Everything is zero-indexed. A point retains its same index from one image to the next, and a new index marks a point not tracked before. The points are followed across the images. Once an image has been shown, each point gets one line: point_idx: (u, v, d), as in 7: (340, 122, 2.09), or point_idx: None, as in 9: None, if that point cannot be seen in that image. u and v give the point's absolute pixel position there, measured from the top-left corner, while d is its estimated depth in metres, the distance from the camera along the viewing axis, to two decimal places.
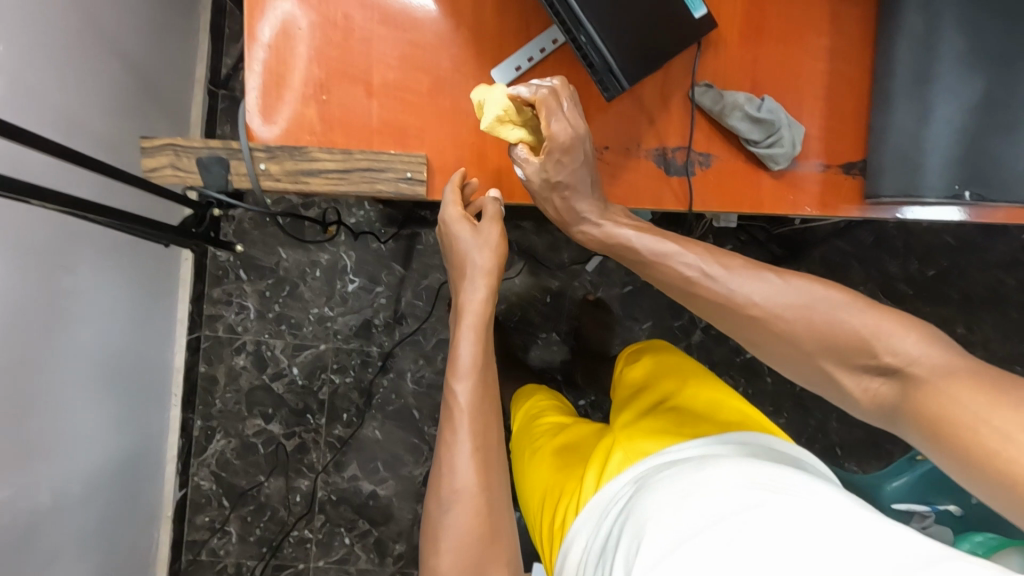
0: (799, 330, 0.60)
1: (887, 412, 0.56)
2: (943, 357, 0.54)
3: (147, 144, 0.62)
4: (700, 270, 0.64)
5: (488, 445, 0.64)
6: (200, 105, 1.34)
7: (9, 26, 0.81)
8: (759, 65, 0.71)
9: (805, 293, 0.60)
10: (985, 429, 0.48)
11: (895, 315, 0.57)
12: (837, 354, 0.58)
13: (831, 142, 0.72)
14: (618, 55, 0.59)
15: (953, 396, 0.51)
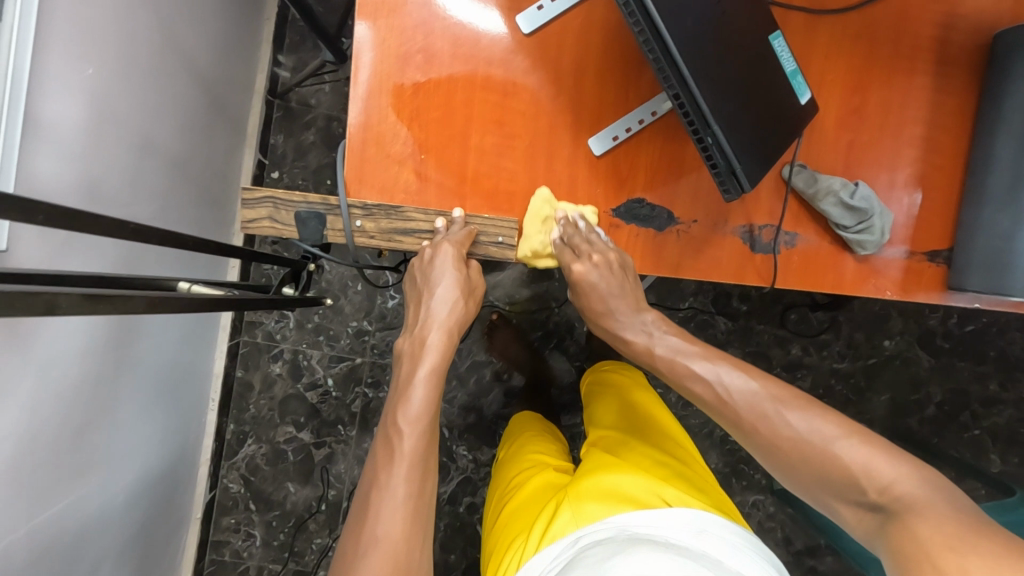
0: (794, 457, 0.64)
1: (870, 538, 0.58)
2: (925, 491, 0.55)
3: (248, 196, 0.62)
4: (719, 387, 0.70)
5: (421, 499, 0.64)
6: (257, 116, 1.36)
7: (101, 49, 0.82)
8: (852, 148, 0.71)
9: (813, 424, 0.64)
10: (929, 565, 0.49)
11: (897, 452, 0.60)
12: (831, 487, 0.61)
13: (916, 230, 0.72)
14: (743, 160, 0.59)
15: (929, 528, 0.51)
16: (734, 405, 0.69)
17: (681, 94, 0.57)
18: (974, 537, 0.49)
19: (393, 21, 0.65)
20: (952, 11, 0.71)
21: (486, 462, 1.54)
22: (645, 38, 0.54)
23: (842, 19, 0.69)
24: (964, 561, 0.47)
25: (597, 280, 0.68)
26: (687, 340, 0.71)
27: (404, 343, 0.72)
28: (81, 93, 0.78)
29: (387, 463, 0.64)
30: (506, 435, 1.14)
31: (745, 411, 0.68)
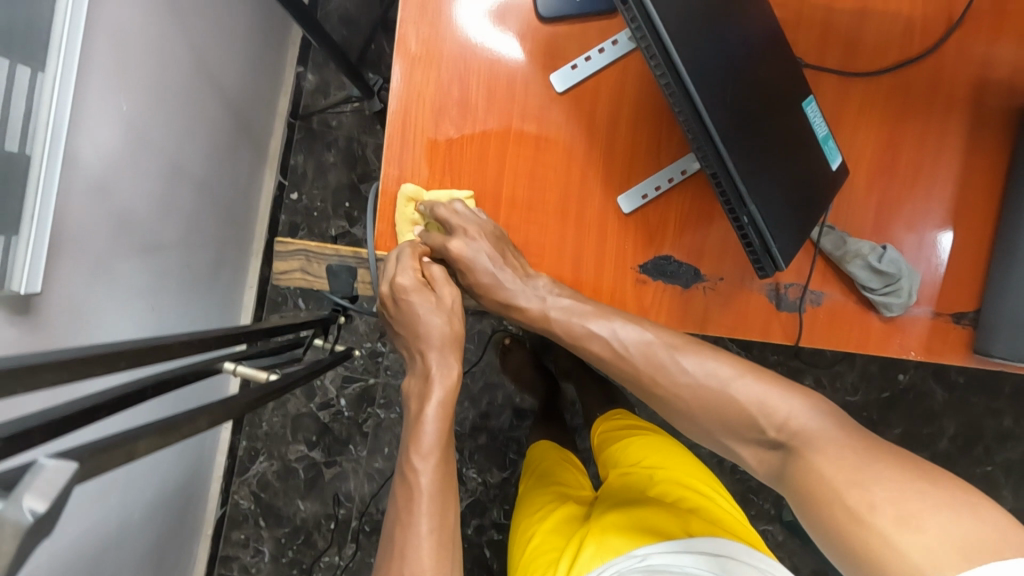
0: (694, 404, 0.66)
1: (772, 476, 0.62)
2: (818, 423, 0.60)
3: (281, 249, 0.64)
4: (614, 341, 0.67)
5: (446, 530, 0.64)
6: (279, 137, 1.37)
7: (137, 81, 0.82)
8: (884, 208, 0.70)
9: (706, 367, 0.66)
10: (842, 506, 0.52)
11: (788, 385, 0.64)
12: (730, 429, 0.65)
13: (943, 292, 0.72)
14: (776, 235, 0.58)
15: (816, 460, 0.57)
16: (630, 356, 0.67)
17: (722, 180, 0.58)
18: (855, 463, 0.54)
19: (428, 78, 0.66)
20: (986, 73, 0.71)
21: (496, 484, 1.54)
22: (686, 120, 0.56)
23: (875, 81, 0.69)
24: (871, 496, 0.51)
25: (478, 258, 0.65)
26: (565, 301, 0.67)
27: (410, 382, 0.71)
28: (116, 126, 0.79)
29: (405, 503, 0.64)
30: (525, 465, 1.14)
31: (643, 363, 0.66)
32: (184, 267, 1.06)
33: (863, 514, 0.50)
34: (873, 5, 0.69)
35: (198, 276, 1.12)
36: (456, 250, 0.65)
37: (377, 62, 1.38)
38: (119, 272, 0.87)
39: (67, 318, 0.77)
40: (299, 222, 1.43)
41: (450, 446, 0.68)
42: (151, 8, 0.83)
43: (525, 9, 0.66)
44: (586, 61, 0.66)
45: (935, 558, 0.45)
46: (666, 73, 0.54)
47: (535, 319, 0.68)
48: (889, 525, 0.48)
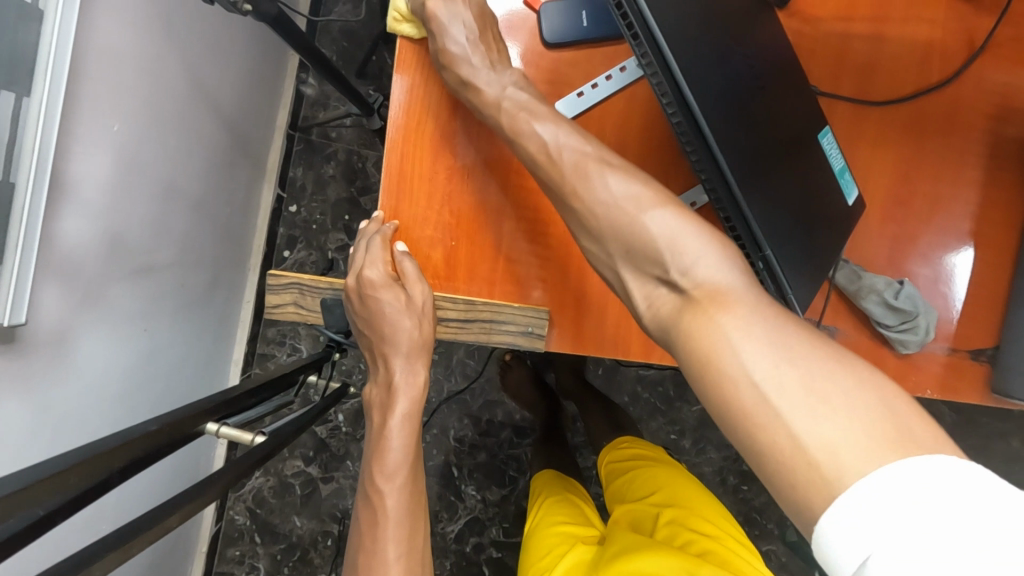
0: (606, 228, 0.57)
1: (660, 323, 0.54)
2: (734, 281, 0.51)
3: (274, 282, 0.62)
4: (552, 144, 0.59)
5: (409, 544, 0.69)
6: (278, 150, 1.35)
7: (130, 102, 0.80)
8: (900, 241, 0.68)
9: (630, 191, 0.56)
10: (745, 381, 0.45)
11: (710, 229, 0.54)
12: (635, 259, 0.55)
13: (959, 328, 0.69)
14: (789, 279, 0.56)
15: (725, 323, 0.48)
16: (562, 165, 0.59)
17: (736, 224, 0.56)
18: (772, 336, 0.46)
19: (429, 102, 0.66)
20: (1006, 103, 0.68)
21: (495, 502, 1.51)
22: (699, 161, 0.54)
23: (892, 110, 0.67)
24: (781, 376, 0.44)
25: (454, 25, 0.62)
26: (524, 98, 0.62)
27: (371, 390, 0.71)
28: (107, 148, 0.77)
29: (371, 525, 0.68)
30: (534, 502, 1.11)
31: (571, 175, 0.58)
32: (179, 285, 1.04)
33: (770, 397, 0.43)
34: (891, 32, 0.67)
35: (192, 296, 1.10)
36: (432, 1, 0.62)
37: (377, 75, 1.35)
38: (110, 295, 0.85)
39: (55, 344, 0.74)
40: (297, 235, 1.41)
41: (418, 463, 0.70)
42: (144, 27, 0.80)
43: (531, 32, 0.66)
44: (593, 89, 0.65)
45: (857, 451, 0.39)
46: (671, 98, 0.52)
47: (487, 105, 0.62)
48: (797, 412, 0.42)
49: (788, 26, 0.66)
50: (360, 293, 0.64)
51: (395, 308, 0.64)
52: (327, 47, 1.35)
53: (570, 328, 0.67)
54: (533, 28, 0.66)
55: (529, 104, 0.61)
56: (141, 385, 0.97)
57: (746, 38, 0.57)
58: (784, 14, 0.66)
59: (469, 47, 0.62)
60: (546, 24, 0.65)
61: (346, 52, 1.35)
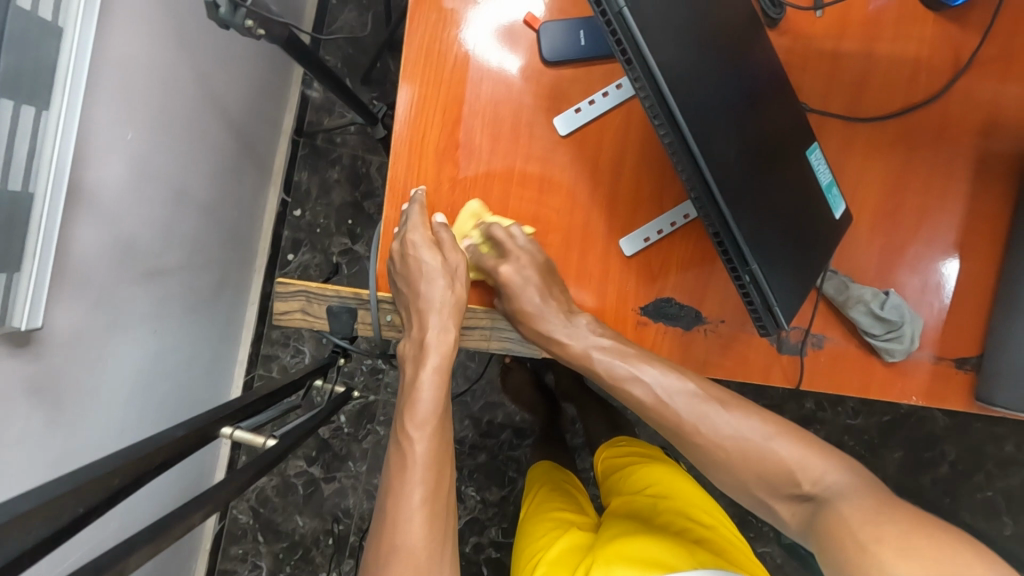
0: (735, 457, 0.63)
1: (803, 532, 0.60)
2: (848, 481, 0.58)
3: (281, 289, 0.64)
4: (658, 391, 0.65)
5: (438, 495, 0.64)
6: (283, 156, 1.37)
7: (142, 112, 0.82)
8: (887, 251, 0.70)
9: (747, 424, 0.64)
10: (864, 546, 0.51)
11: (818, 446, 0.62)
12: (766, 482, 0.62)
13: (945, 336, 0.71)
14: (778, 293, 0.58)
15: (846, 514, 0.55)
16: (675, 407, 0.65)
17: (724, 239, 0.58)
18: (864, 508, 0.55)
19: (439, 108, 0.67)
20: (991, 119, 0.70)
21: (494, 502, 1.53)
22: (687, 176, 0.56)
23: (879, 126, 0.69)
24: (882, 531, 0.51)
25: None
26: (607, 342, 0.67)
27: (404, 346, 0.69)
28: (120, 157, 0.79)
29: (398, 473, 0.64)
30: (528, 489, 1.13)
31: (686, 413, 0.65)
32: (188, 289, 1.07)
33: (868, 545, 0.51)
34: (880, 50, 0.69)
35: (200, 299, 1.12)
36: (505, 248, 0.66)
37: (381, 82, 1.38)
38: (122, 298, 0.87)
39: (69, 345, 0.77)
40: (302, 238, 1.43)
41: (447, 417, 0.67)
42: (158, 38, 0.83)
43: (531, 49, 0.68)
44: (590, 105, 0.68)
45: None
46: (661, 117, 0.54)
47: (575, 356, 0.67)
48: (899, 565, 0.49)
49: (779, 44, 0.68)
50: (405, 260, 0.65)
51: (441, 272, 0.65)
52: (332, 54, 1.37)
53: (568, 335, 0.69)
54: (534, 46, 0.68)
55: (616, 350, 0.66)
56: (150, 387, 0.99)
57: (737, 58, 0.60)
58: (774, 33, 0.68)
59: (541, 296, 0.66)
60: (546, 42, 0.67)
61: (350, 60, 1.38)
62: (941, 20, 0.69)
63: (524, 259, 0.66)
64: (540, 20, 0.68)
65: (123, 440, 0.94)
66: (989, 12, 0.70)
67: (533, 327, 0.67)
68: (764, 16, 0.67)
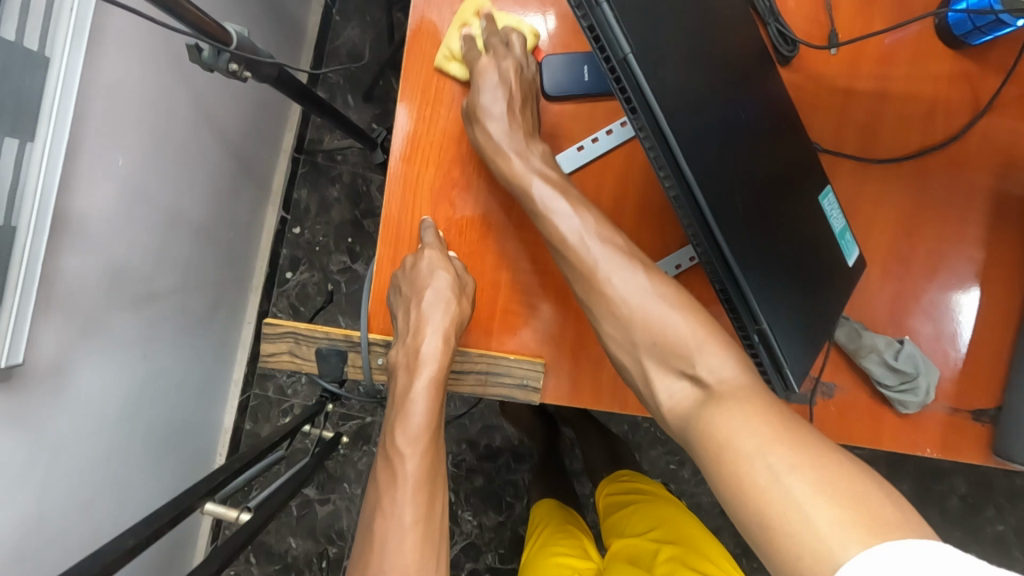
0: (634, 318, 0.57)
1: (681, 421, 0.53)
2: (743, 378, 0.52)
3: (270, 330, 0.62)
4: (574, 234, 0.59)
5: (431, 518, 0.64)
6: (282, 174, 1.35)
7: (134, 137, 0.80)
8: (901, 297, 0.67)
9: (650, 291, 0.58)
10: (755, 463, 0.44)
11: (718, 333, 0.56)
12: (658, 350, 0.56)
13: (960, 387, 0.68)
14: (789, 355, 0.55)
15: (734, 415, 0.48)
16: (589, 252, 0.59)
17: (734, 301, 0.55)
18: (764, 419, 0.47)
19: (435, 143, 0.66)
20: (1010, 161, 0.68)
21: (491, 527, 1.48)
22: (686, 215, 0.53)
23: (894, 168, 0.66)
24: (781, 457, 0.44)
25: None
26: (552, 177, 0.62)
27: (395, 354, 0.64)
28: (110, 184, 0.77)
29: (388, 489, 0.63)
30: (531, 542, 1.09)
31: (601, 260, 0.59)
32: (180, 311, 1.04)
33: (781, 473, 0.43)
34: (896, 87, 0.67)
35: (192, 321, 1.10)
36: (483, 65, 0.63)
37: (383, 99, 1.36)
38: (110, 325, 0.85)
39: (52, 377, 0.74)
40: (300, 256, 1.42)
41: (439, 433, 0.65)
42: (150, 62, 0.81)
43: None
44: (593, 143, 0.66)
45: (836, 530, 0.39)
46: (665, 164, 0.51)
47: (514, 176, 0.61)
48: (809, 494, 0.41)
49: (791, 82, 0.65)
50: (414, 270, 0.63)
51: (449, 284, 0.61)
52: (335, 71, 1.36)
53: (566, 380, 0.66)
54: None
55: (559, 185, 0.61)
56: (137, 414, 0.97)
57: (747, 100, 0.57)
58: (787, 69, 0.65)
59: (509, 122, 0.61)
60: (547, 72, 0.66)
61: (352, 76, 1.36)
62: (959, 57, 0.67)
63: (503, 84, 0.62)
64: (543, 50, 0.67)
65: (107, 472, 0.91)
66: (1009, 50, 0.68)
67: (489, 146, 0.62)
68: (776, 53, 0.64)
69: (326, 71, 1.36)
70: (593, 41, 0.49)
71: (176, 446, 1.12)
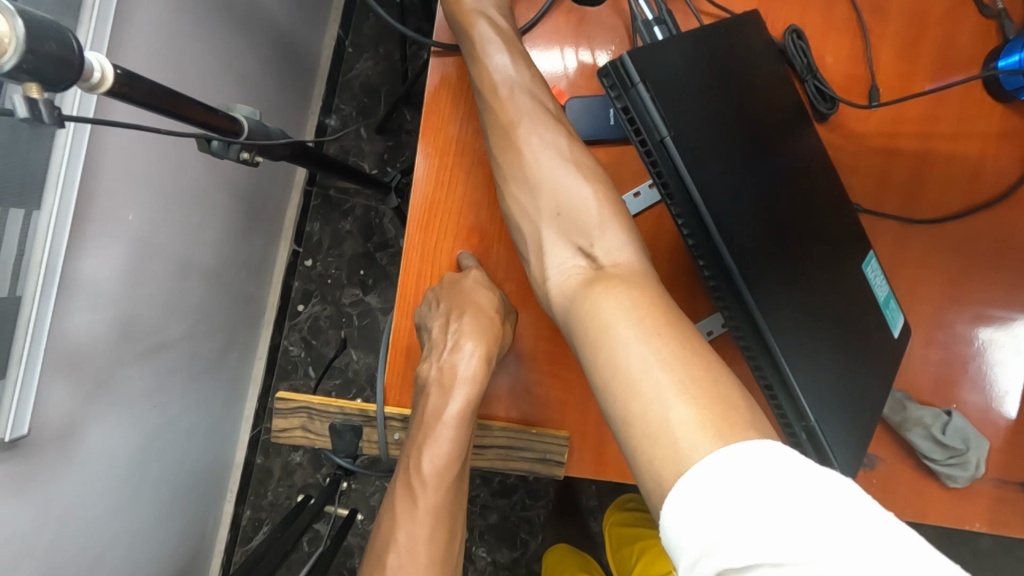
0: (544, 184, 0.58)
1: (563, 289, 0.54)
2: (633, 259, 0.54)
3: (282, 406, 0.62)
4: (502, 84, 0.60)
5: (447, 556, 0.63)
6: (295, 209, 1.33)
7: (143, 192, 0.78)
8: (946, 362, 0.63)
9: (562, 164, 0.59)
10: (632, 352, 0.45)
11: (625, 218, 0.57)
12: (563, 225, 0.57)
13: (1012, 457, 0.64)
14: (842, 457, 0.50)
15: (620, 300, 0.49)
16: (514, 104, 0.59)
17: (731, 304, 0.51)
18: (639, 302, 0.48)
19: (453, 173, 0.64)
20: None
21: (505, 565, 1.42)
22: (696, 246, 0.50)
23: (937, 228, 0.63)
24: (645, 353, 0.45)
25: None
26: (547, 136, 0.60)
27: (426, 369, 0.60)
28: (120, 241, 0.75)
29: (405, 520, 0.61)
30: None
31: (523, 122, 0.59)
32: (191, 356, 1.02)
33: (651, 369, 0.44)
34: (940, 145, 0.64)
35: (203, 365, 1.08)
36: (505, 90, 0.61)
37: (396, 132, 1.34)
38: (121, 381, 0.83)
39: (61, 440, 0.72)
40: (312, 289, 1.40)
41: (463, 462, 0.60)
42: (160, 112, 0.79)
43: None
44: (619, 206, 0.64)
45: (690, 433, 0.41)
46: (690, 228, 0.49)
47: (464, 16, 0.60)
48: (672, 383, 0.43)
49: (828, 140, 0.63)
50: (454, 287, 0.61)
51: (492, 304, 0.60)
52: (348, 103, 1.34)
53: (592, 452, 0.63)
54: None
55: (549, 128, 0.60)
56: (148, 464, 0.94)
57: (787, 165, 0.54)
58: (824, 127, 0.63)
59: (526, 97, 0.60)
60: (570, 121, 0.63)
61: (366, 108, 1.35)
62: (1009, 111, 0.64)
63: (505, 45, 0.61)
64: (565, 95, 0.65)
65: (118, 527, 0.89)
66: None
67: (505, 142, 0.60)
68: (813, 110, 0.62)
69: (339, 104, 1.34)
70: (629, 125, 0.49)
71: (187, 492, 1.10)
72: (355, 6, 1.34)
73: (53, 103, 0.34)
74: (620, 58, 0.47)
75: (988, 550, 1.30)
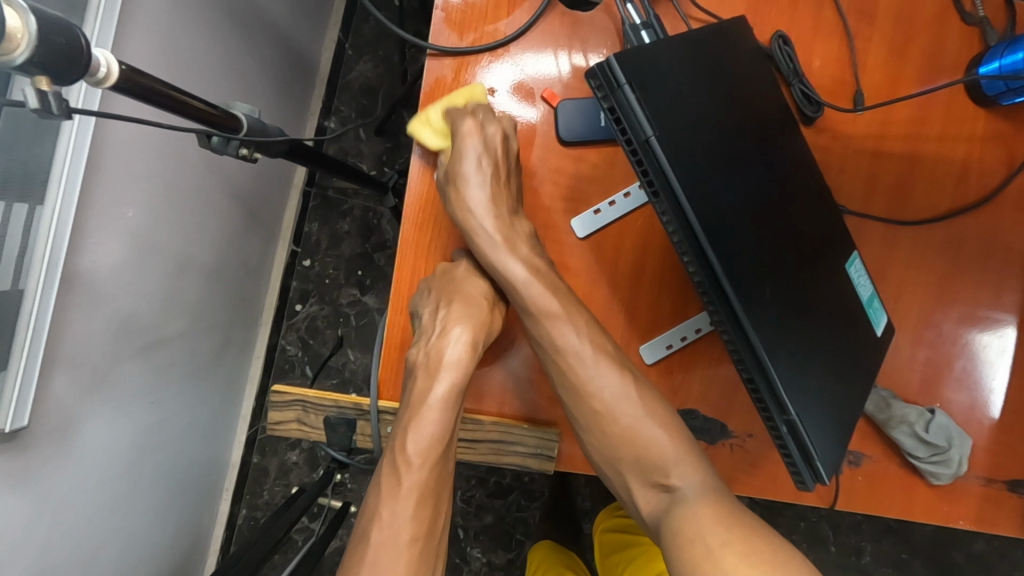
0: (612, 434, 0.61)
1: (655, 519, 0.58)
2: (706, 485, 0.57)
3: (278, 399, 0.63)
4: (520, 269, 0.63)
5: (430, 539, 0.62)
6: (294, 208, 1.35)
7: (143, 189, 0.80)
8: (931, 361, 0.64)
9: (601, 359, 0.61)
10: (709, 563, 0.49)
11: (685, 439, 0.60)
12: (637, 466, 0.60)
13: (996, 456, 0.65)
14: (821, 453, 0.51)
15: (699, 518, 0.53)
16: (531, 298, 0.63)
17: (716, 303, 0.52)
18: (720, 518, 0.52)
19: (449, 169, 0.66)
20: None
21: (501, 566, 1.42)
22: (697, 272, 0.52)
23: (921, 230, 0.65)
24: (722, 562, 0.49)
25: None
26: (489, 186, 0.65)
27: (414, 353, 0.63)
28: (120, 237, 0.77)
29: (387, 499, 0.61)
30: None
31: (556, 333, 0.62)
32: (189, 354, 1.04)
33: (721, 569, 0.48)
34: (925, 148, 0.66)
35: (201, 363, 1.09)
36: (467, 131, 0.63)
37: (394, 133, 1.35)
38: (119, 375, 0.84)
39: (60, 431, 0.73)
40: (311, 289, 1.41)
41: (451, 444, 0.62)
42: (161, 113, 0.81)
43: (547, 129, 0.66)
44: (610, 206, 0.65)
45: None
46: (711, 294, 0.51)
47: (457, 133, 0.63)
48: (737, 570, 0.48)
49: (814, 142, 0.65)
50: (446, 277, 0.65)
51: (479, 295, 0.65)
52: (348, 105, 1.36)
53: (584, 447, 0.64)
54: (550, 125, 0.66)
55: (529, 262, 0.64)
56: (145, 459, 0.96)
57: (772, 165, 0.56)
58: (810, 130, 0.65)
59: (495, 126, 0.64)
60: (562, 121, 0.65)
61: (365, 110, 1.36)
62: (992, 117, 0.66)
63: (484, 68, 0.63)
64: (557, 96, 0.66)
65: (114, 520, 0.90)
66: None
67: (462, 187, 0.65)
68: (800, 113, 0.64)
69: (339, 105, 1.36)
70: (614, 125, 0.50)
71: (183, 488, 1.11)
72: (355, 9, 1.35)
73: (62, 95, 0.36)
74: (608, 61, 0.48)
75: (981, 553, 1.30)
